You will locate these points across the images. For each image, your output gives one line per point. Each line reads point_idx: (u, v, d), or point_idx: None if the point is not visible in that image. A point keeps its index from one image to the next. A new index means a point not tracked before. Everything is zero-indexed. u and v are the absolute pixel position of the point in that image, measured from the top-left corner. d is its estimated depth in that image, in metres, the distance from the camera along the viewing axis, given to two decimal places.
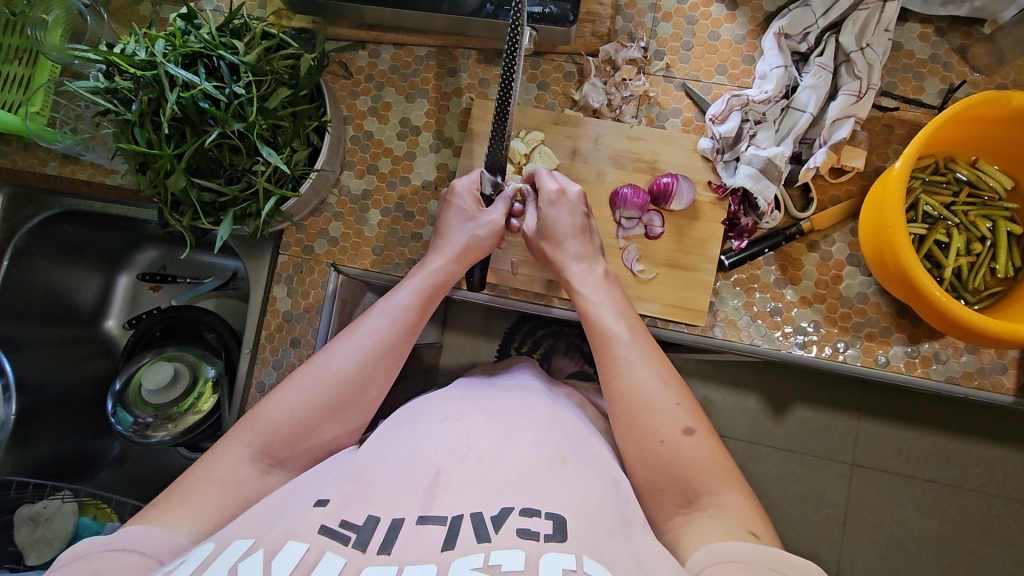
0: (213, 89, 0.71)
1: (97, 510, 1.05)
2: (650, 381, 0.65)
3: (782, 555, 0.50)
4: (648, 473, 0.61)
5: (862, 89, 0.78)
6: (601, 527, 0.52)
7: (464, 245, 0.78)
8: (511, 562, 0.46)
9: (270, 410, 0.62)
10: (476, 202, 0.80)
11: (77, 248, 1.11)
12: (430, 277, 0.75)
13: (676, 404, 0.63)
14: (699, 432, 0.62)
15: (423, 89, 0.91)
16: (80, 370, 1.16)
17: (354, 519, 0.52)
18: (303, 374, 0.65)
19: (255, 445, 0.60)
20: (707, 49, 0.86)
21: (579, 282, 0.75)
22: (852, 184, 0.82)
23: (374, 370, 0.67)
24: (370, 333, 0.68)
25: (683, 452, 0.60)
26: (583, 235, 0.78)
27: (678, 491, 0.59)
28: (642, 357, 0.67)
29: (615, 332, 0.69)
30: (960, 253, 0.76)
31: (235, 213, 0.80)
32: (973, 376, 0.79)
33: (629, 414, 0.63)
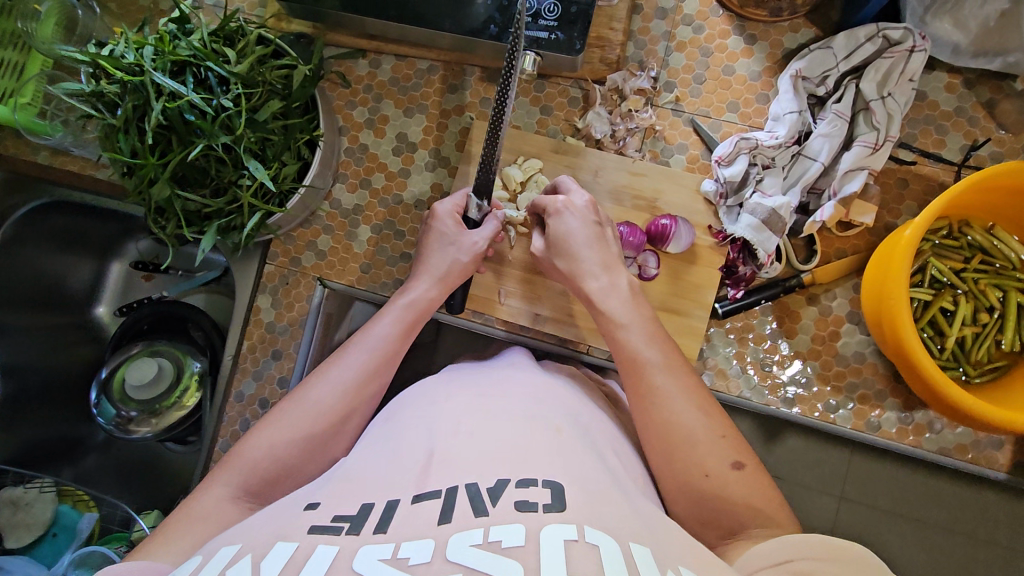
0: (200, 101, 0.69)
1: (77, 500, 1.04)
2: (689, 413, 0.61)
3: (819, 542, 0.50)
4: (689, 507, 0.59)
5: (879, 141, 0.74)
6: (600, 495, 0.51)
7: (446, 269, 0.74)
8: (512, 537, 0.45)
9: (249, 447, 0.61)
10: (457, 224, 0.76)
11: (69, 235, 1.10)
12: (412, 303, 0.72)
13: (722, 437, 0.61)
14: (747, 464, 0.60)
15: (423, 104, 0.88)
16: (68, 356, 1.14)
17: (346, 512, 0.51)
18: (283, 411, 0.64)
19: (235, 484, 0.59)
20: (720, 84, 0.82)
21: (601, 300, 0.69)
22: (859, 239, 0.78)
23: (355, 403, 0.66)
24: (353, 366, 0.67)
25: (729, 487, 0.58)
26: (597, 244, 0.71)
27: (719, 521, 0.58)
28: (677, 385, 0.63)
29: (647, 359, 0.64)
30: (965, 323, 0.72)
31: (219, 225, 0.77)
32: (967, 449, 0.76)
33: (671, 447, 0.60)
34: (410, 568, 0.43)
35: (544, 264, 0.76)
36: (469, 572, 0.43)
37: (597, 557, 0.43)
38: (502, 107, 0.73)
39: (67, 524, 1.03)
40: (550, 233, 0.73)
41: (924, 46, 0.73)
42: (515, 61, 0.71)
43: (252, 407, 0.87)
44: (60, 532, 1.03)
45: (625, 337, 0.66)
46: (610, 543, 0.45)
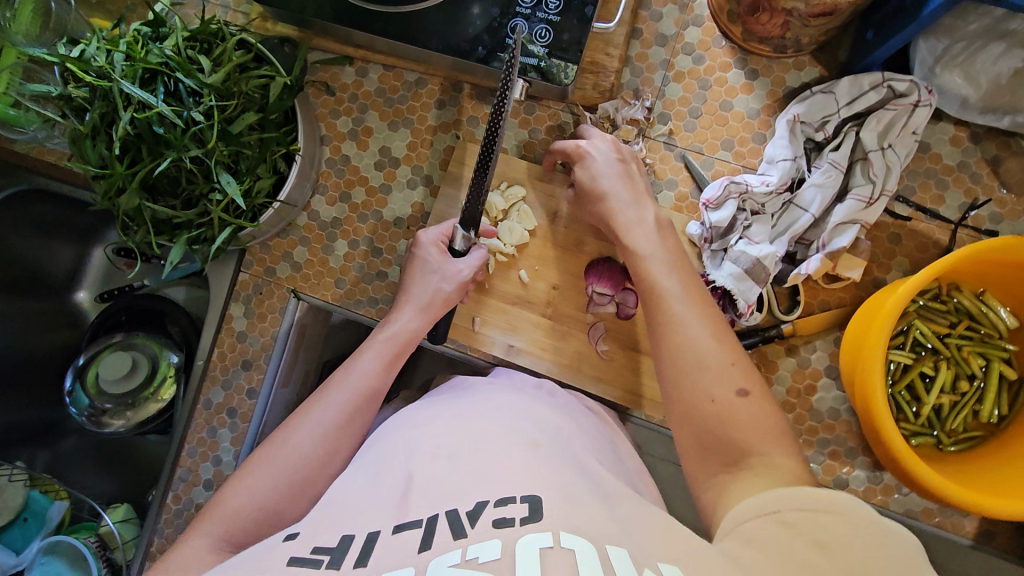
0: (170, 113, 0.66)
1: (50, 487, 1.07)
2: (702, 339, 0.60)
3: (815, 492, 0.46)
4: (692, 434, 0.58)
5: (874, 195, 0.71)
6: (576, 496, 0.50)
7: (429, 300, 0.72)
8: (488, 553, 0.45)
9: (229, 498, 0.59)
10: (441, 253, 0.74)
11: (50, 221, 1.08)
12: (395, 336, 0.71)
13: (732, 363, 0.58)
14: (754, 393, 0.57)
15: (409, 118, 0.85)
16: (46, 340, 1.13)
17: (325, 543, 0.50)
18: (265, 458, 0.62)
19: (216, 536, 0.57)
20: (716, 120, 0.78)
21: (627, 231, 0.69)
22: (846, 292, 0.76)
23: (338, 445, 0.64)
24: (334, 408, 0.65)
25: (735, 414, 0.56)
26: (624, 179, 0.71)
27: (721, 450, 0.55)
28: (696, 315, 0.62)
29: (666, 288, 0.64)
30: (943, 390, 0.70)
31: (188, 237, 0.75)
32: (934, 513, 0.74)
33: (681, 370, 0.60)
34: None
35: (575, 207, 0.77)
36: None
37: (572, 561, 0.43)
38: (496, 133, 0.69)
39: (38, 511, 1.06)
40: (578, 181, 0.73)
41: (929, 101, 0.70)
42: (509, 82, 0.68)
43: (220, 415, 0.87)
44: (31, 517, 1.06)
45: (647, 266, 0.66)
46: (587, 546, 0.45)
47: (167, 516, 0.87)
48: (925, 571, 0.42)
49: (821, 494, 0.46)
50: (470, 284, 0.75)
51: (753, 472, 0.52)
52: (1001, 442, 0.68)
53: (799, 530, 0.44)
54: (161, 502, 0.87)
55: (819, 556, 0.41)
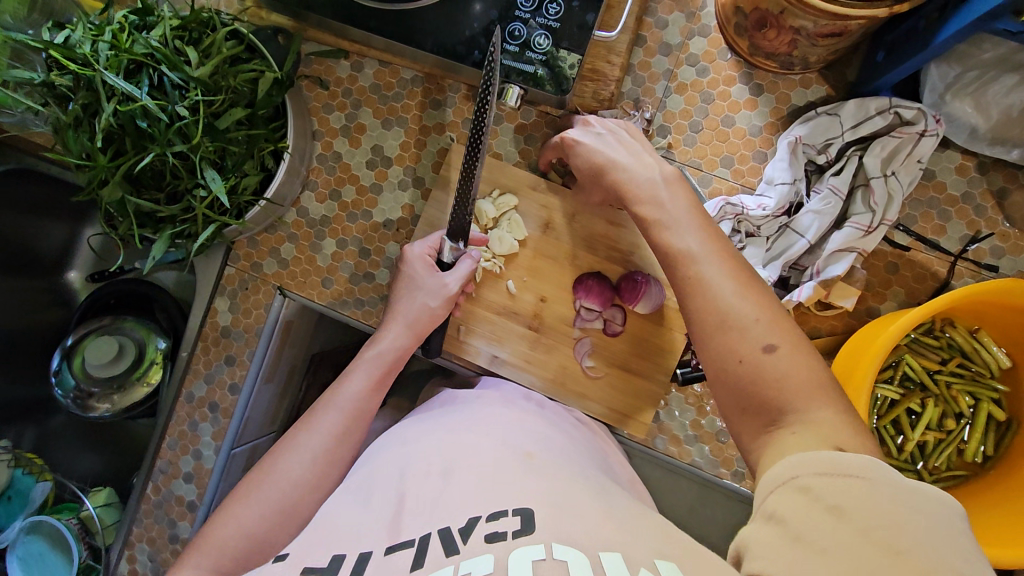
0: (154, 107, 0.64)
1: (33, 467, 1.07)
2: (724, 298, 0.56)
3: (831, 455, 0.45)
4: (727, 396, 0.55)
5: (873, 224, 0.69)
6: (571, 505, 0.51)
7: (415, 315, 0.72)
8: (480, 568, 0.46)
9: (219, 527, 0.59)
10: (429, 267, 0.73)
11: (41, 201, 1.07)
12: (384, 355, 0.70)
13: (756, 319, 0.54)
14: (783, 346, 0.53)
15: (403, 117, 0.83)
16: (35, 318, 1.13)
17: (316, 563, 0.51)
18: (256, 486, 0.61)
19: (207, 567, 0.57)
20: (717, 135, 0.76)
21: (639, 191, 0.64)
22: (838, 320, 0.74)
23: (329, 470, 0.64)
24: (323, 432, 0.65)
25: (766, 372, 0.52)
26: (619, 144, 0.67)
27: (758, 410, 0.53)
28: (716, 273, 0.57)
29: (684, 250, 0.60)
30: (928, 427, 0.69)
31: (172, 232, 0.74)
32: None
33: (706, 334, 0.56)
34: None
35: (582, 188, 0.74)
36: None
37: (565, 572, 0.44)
38: (482, 128, 0.69)
39: (21, 490, 1.07)
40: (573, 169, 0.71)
41: (936, 131, 0.67)
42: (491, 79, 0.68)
43: (201, 409, 0.87)
44: (14, 496, 1.06)
45: (662, 229, 0.61)
46: (581, 556, 0.45)
47: (146, 506, 0.88)
48: (959, 540, 0.40)
49: (847, 460, 0.44)
50: (457, 297, 0.74)
51: (792, 432, 0.50)
52: (984, 484, 0.68)
53: (817, 496, 0.43)
54: (141, 491, 0.88)
55: (836, 524, 0.41)
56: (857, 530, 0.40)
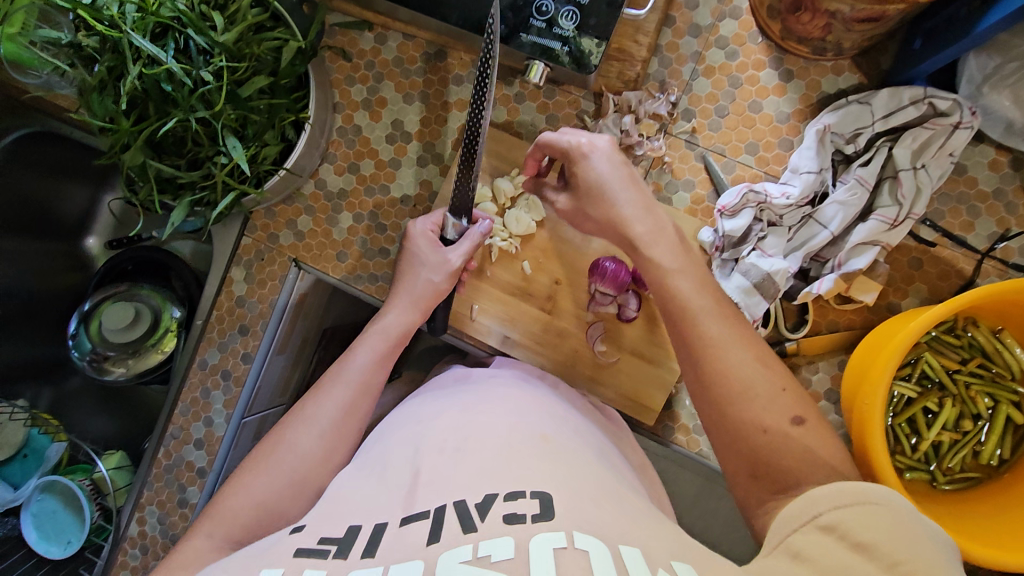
0: (179, 71, 0.64)
1: (49, 427, 1.07)
2: (747, 364, 0.56)
3: (848, 487, 0.46)
4: (739, 460, 0.55)
5: (899, 217, 0.68)
6: (591, 493, 0.50)
7: (420, 291, 0.72)
8: (501, 551, 0.44)
9: (229, 497, 0.59)
10: (432, 244, 0.73)
11: (65, 166, 1.08)
12: (389, 331, 0.70)
13: (781, 390, 0.55)
14: (807, 419, 0.54)
15: (424, 92, 0.82)
16: (53, 282, 1.14)
17: (332, 534, 0.51)
18: (267, 457, 0.61)
19: (220, 536, 0.57)
20: (743, 121, 0.75)
21: (649, 249, 0.64)
22: (856, 314, 0.73)
23: (338, 442, 0.64)
24: (332, 405, 0.65)
25: (787, 444, 0.52)
26: (633, 183, 0.66)
27: (771, 478, 0.52)
28: (731, 336, 0.58)
29: (697, 308, 0.60)
30: (944, 427, 0.68)
31: (191, 200, 0.74)
32: None
33: (721, 399, 0.56)
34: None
35: (571, 213, 0.70)
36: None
37: (586, 561, 0.42)
38: (479, 121, 0.67)
39: (38, 448, 1.09)
40: (578, 182, 0.68)
41: (971, 123, 0.66)
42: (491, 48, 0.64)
43: (214, 377, 0.88)
44: (31, 454, 1.09)
45: (672, 285, 0.62)
46: (600, 545, 0.44)
47: (157, 470, 0.89)
48: None
49: (871, 497, 0.44)
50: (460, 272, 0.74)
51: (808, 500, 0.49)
52: (998, 486, 0.66)
53: (842, 533, 0.43)
54: (153, 455, 0.90)
55: (862, 558, 0.41)
56: (884, 566, 0.40)
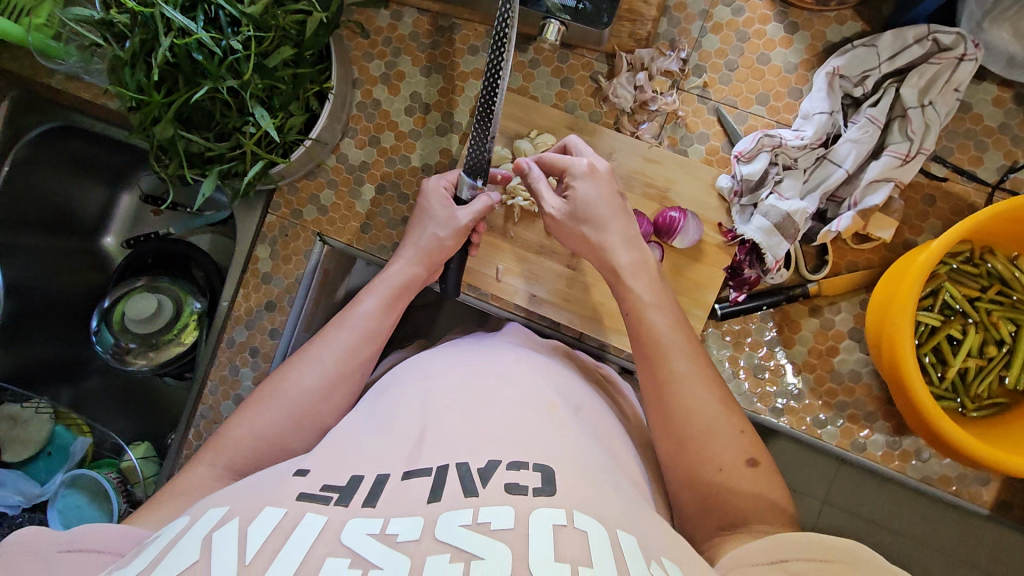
0: (209, 41, 0.67)
1: (73, 422, 1.07)
2: (709, 404, 0.59)
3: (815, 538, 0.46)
4: (692, 494, 0.57)
5: (911, 153, 0.70)
6: (589, 476, 0.50)
7: (428, 243, 0.74)
8: (501, 520, 0.44)
9: (234, 428, 0.61)
10: (444, 201, 0.74)
11: (85, 163, 1.10)
12: (394, 281, 0.72)
13: (741, 433, 0.58)
14: (760, 462, 0.57)
15: (441, 64, 0.85)
16: (72, 282, 1.15)
17: (335, 482, 0.50)
18: (271, 393, 0.63)
19: (221, 465, 0.59)
20: (752, 73, 0.77)
21: (628, 279, 0.67)
22: (875, 253, 0.75)
23: (341, 382, 0.66)
24: (337, 347, 0.67)
25: (740, 484, 0.56)
26: (621, 212, 0.69)
27: (721, 513, 0.55)
28: (698, 374, 0.61)
29: (669, 343, 0.63)
30: (970, 354, 0.69)
31: (221, 171, 0.76)
32: (950, 481, 0.73)
33: (684, 437, 0.58)
34: (397, 544, 0.43)
35: (555, 225, 0.71)
36: (458, 553, 0.41)
37: (584, 542, 0.42)
38: (496, 89, 0.67)
39: (62, 445, 1.06)
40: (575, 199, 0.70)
41: (975, 56, 0.68)
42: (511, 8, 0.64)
43: (242, 354, 0.88)
44: (55, 451, 1.06)
45: (644, 322, 0.64)
46: (600, 531, 0.44)
47: (187, 452, 0.89)
48: None
49: (832, 544, 0.46)
50: (467, 232, 0.75)
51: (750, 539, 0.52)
52: None
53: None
54: (183, 438, 0.90)
55: None
56: None
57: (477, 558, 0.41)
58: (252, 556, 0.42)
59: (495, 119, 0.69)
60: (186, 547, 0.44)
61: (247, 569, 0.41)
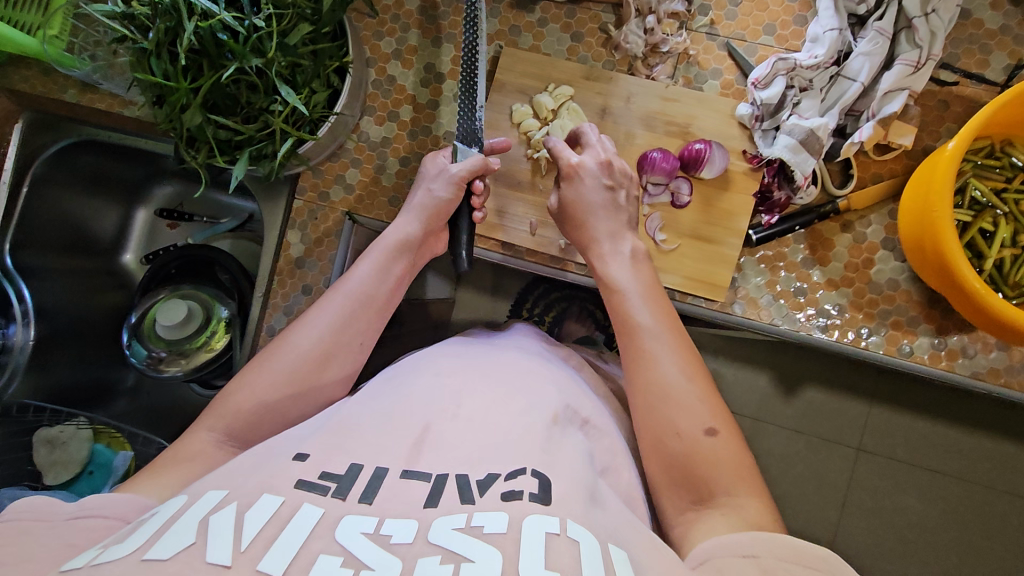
0: (232, 21, 0.68)
1: (112, 438, 1.05)
2: (673, 375, 0.60)
3: (800, 546, 0.47)
4: (662, 468, 0.58)
5: (921, 60, 0.72)
6: (588, 493, 0.52)
7: (424, 202, 0.75)
8: (494, 524, 0.46)
9: (236, 394, 0.62)
10: (438, 163, 0.76)
11: (100, 179, 1.10)
12: (388, 241, 0.73)
13: (701, 403, 0.59)
14: (722, 432, 0.58)
15: (451, 33, 0.87)
16: (94, 303, 1.14)
17: (334, 471, 0.52)
18: (270, 357, 0.65)
19: (221, 430, 0.61)
20: (756, 5, 0.79)
21: (603, 265, 0.69)
22: (897, 163, 0.77)
23: (337, 346, 0.66)
24: (331, 312, 0.67)
25: (702, 453, 0.56)
26: (608, 211, 0.71)
27: (689, 485, 0.56)
28: (667, 350, 0.62)
29: (638, 322, 0.64)
30: (1004, 245, 0.71)
31: (251, 153, 0.77)
32: (999, 374, 0.75)
33: (650, 410, 0.60)
34: (391, 545, 0.44)
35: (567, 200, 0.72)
36: (448, 554, 0.43)
37: (576, 551, 0.44)
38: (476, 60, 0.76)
39: (103, 463, 1.03)
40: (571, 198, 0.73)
41: None
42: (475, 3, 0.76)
43: None
44: (96, 470, 1.03)
45: (621, 308, 0.66)
46: (591, 539, 0.46)
47: None
48: None
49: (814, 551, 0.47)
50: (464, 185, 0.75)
51: (720, 512, 0.53)
52: None
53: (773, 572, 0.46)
54: None
55: None
56: None
57: (467, 560, 0.43)
58: (249, 540, 0.44)
59: (478, 85, 0.76)
60: (183, 526, 0.44)
61: (242, 556, 0.42)
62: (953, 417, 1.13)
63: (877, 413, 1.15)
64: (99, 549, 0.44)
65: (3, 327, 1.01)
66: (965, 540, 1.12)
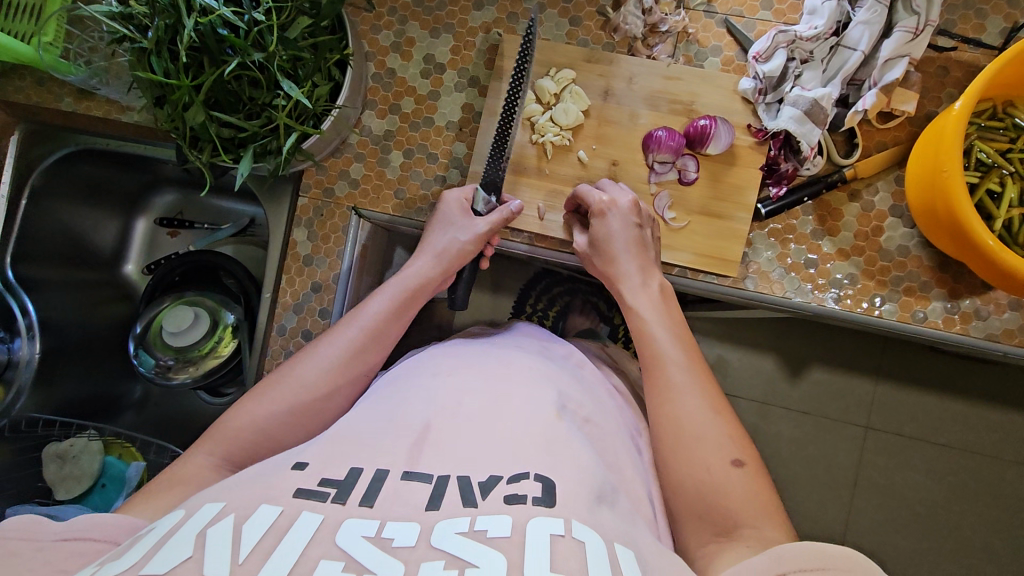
0: (231, 15, 0.68)
1: (124, 450, 1.02)
2: (701, 409, 0.60)
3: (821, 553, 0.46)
4: (686, 501, 0.57)
5: (920, 25, 0.72)
6: (592, 492, 0.51)
7: (446, 248, 0.76)
8: (498, 528, 0.45)
9: (234, 418, 0.62)
10: (463, 211, 0.78)
11: (97, 188, 1.08)
12: (407, 282, 0.73)
13: (728, 437, 0.59)
14: (748, 466, 0.57)
15: (449, 23, 0.87)
16: (97, 315, 1.13)
17: (333, 476, 0.51)
18: (273, 385, 0.64)
19: (217, 455, 0.59)
20: None
21: (630, 298, 0.71)
22: (900, 130, 0.77)
23: (342, 381, 0.66)
24: (342, 343, 0.67)
25: (729, 485, 0.56)
26: (636, 249, 0.73)
27: (712, 519, 0.55)
28: (695, 384, 0.62)
29: (667, 354, 0.65)
30: (1012, 205, 0.71)
31: (256, 149, 0.77)
32: (1014, 334, 0.75)
33: (677, 440, 0.59)
34: (393, 549, 0.44)
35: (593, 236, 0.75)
36: (452, 559, 0.43)
37: (582, 554, 0.43)
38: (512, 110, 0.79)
39: (115, 474, 1.01)
40: (594, 234, 0.75)
41: None
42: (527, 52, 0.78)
43: (295, 340, 0.88)
44: (109, 482, 1.01)
45: (647, 339, 0.67)
46: (598, 541, 0.45)
47: None
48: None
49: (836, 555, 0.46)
50: (487, 239, 0.78)
51: (746, 546, 0.52)
52: None
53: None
54: None
55: None
56: None
57: (472, 565, 0.42)
58: (247, 552, 0.43)
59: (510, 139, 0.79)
60: (179, 542, 0.43)
61: (240, 567, 0.42)
62: (963, 390, 1.13)
63: (884, 390, 1.15)
64: (95, 566, 0.44)
65: (7, 342, 0.99)
66: (979, 514, 1.12)
